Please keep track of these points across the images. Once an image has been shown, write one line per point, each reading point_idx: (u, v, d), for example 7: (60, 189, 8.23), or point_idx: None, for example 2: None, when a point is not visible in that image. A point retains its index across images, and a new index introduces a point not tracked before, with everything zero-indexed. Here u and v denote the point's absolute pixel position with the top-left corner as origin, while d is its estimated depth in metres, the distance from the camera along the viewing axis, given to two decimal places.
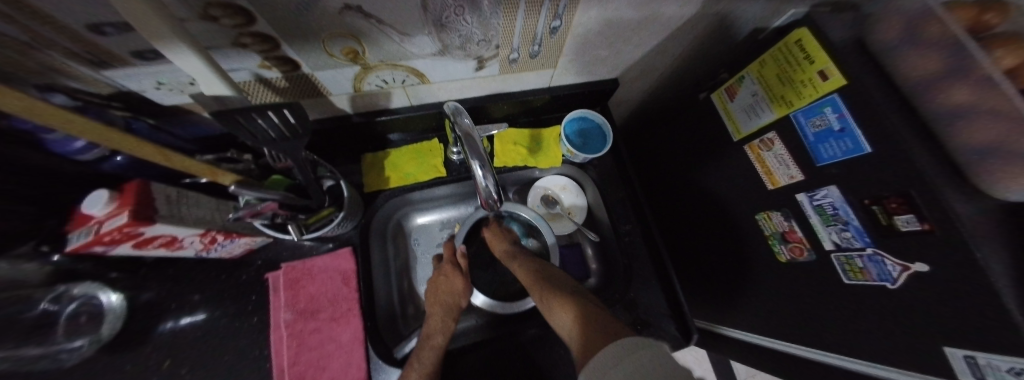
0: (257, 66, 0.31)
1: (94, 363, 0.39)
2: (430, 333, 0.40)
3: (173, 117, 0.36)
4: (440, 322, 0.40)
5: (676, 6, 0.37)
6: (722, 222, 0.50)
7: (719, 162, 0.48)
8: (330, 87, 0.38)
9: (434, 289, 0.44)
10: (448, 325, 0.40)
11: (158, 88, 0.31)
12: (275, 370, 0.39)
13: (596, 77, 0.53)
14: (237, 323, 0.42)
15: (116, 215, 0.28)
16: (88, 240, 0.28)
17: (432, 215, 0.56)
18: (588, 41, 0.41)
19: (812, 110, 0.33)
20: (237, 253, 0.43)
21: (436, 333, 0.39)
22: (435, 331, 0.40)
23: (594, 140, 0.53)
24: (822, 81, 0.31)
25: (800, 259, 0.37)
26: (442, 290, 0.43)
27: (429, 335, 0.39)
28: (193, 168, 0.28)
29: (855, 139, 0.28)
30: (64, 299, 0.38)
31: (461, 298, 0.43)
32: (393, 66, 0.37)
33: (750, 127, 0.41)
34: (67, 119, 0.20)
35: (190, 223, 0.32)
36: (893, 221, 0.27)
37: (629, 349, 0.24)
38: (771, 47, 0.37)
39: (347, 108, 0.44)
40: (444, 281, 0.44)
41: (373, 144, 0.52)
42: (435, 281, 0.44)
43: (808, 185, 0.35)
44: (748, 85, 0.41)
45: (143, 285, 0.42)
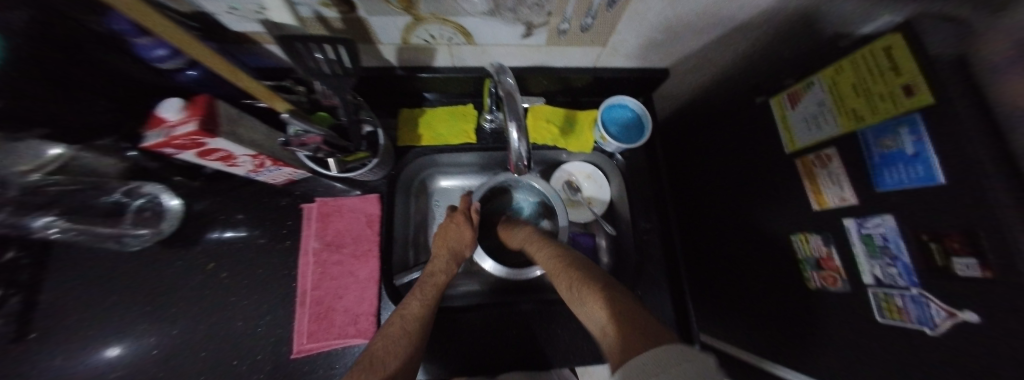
0: (318, 4, 0.31)
1: (156, 252, 0.45)
2: (434, 271, 0.42)
3: (241, 44, 0.39)
4: (444, 264, 0.43)
5: None
6: (751, 238, 0.47)
7: (762, 174, 0.45)
8: (381, 35, 0.39)
9: (443, 236, 0.45)
10: (449, 268, 0.43)
11: (229, 13, 0.33)
12: (300, 290, 0.44)
13: (644, 62, 0.50)
14: (272, 243, 0.47)
15: (186, 122, 0.30)
16: (161, 141, 0.31)
17: (455, 180, 0.58)
18: (646, 20, 0.38)
19: (883, 129, 0.29)
20: (280, 181, 0.47)
21: (439, 272, 0.42)
22: (437, 271, 0.42)
23: (630, 131, 0.51)
24: (902, 99, 0.27)
25: (831, 289, 0.35)
26: (451, 238, 0.45)
27: (433, 272, 0.42)
28: (255, 90, 0.31)
29: (928, 166, 0.26)
30: (132, 194, 0.44)
31: (466, 248, 0.45)
32: (442, 21, 0.36)
33: (808, 140, 0.38)
34: (154, 20, 0.22)
35: (245, 143, 0.35)
36: (949, 263, 0.24)
37: (677, 359, 0.21)
38: (857, 50, 0.32)
39: (393, 60, 0.44)
40: (453, 230, 0.45)
41: (410, 100, 0.53)
42: (444, 228, 0.46)
43: (860, 211, 0.32)
44: (819, 92, 0.37)
45: (199, 195, 0.48)
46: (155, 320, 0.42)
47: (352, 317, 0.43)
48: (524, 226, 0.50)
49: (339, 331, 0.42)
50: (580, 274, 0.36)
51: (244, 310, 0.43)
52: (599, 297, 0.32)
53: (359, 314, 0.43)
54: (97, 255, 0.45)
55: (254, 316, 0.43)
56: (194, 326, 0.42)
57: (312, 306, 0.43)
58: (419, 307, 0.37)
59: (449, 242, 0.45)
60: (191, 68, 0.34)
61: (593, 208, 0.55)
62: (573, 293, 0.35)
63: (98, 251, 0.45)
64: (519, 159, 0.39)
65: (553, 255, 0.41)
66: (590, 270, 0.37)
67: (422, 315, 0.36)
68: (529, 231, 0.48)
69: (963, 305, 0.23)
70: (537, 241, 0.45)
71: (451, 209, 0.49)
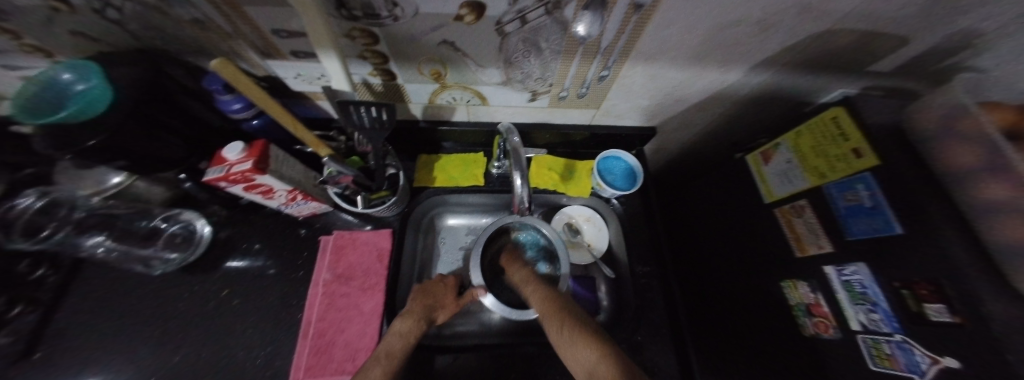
0: (367, 73, 0.40)
1: (175, 276, 0.48)
2: (404, 334, 0.39)
3: (296, 99, 0.47)
4: (415, 322, 0.41)
5: (718, 72, 0.43)
6: (746, 287, 0.48)
7: (747, 223, 0.48)
8: (412, 97, 0.47)
9: (423, 296, 0.45)
10: (420, 331, 0.41)
11: (295, 78, 0.41)
12: (304, 321, 0.44)
13: (634, 123, 0.57)
14: (285, 272, 0.49)
15: (243, 161, 0.36)
16: (219, 176, 0.36)
17: (462, 219, 0.62)
18: (631, 91, 0.47)
19: (843, 184, 0.34)
20: (304, 214, 0.52)
21: (409, 332, 0.40)
22: (406, 333, 0.39)
23: (623, 180, 0.56)
24: (855, 158, 0.33)
25: (825, 336, 0.35)
26: (431, 299, 0.45)
27: (401, 331, 0.39)
28: (305, 137, 0.37)
29: (886, 218, 0.30)
30: (170, 220, 0.49)
31: (439, 314, 0.44)
32: (464, 88, 0.45)
33: (784, 192, 0.42)
34: (246, 83, 0.28)
35: (286, 180, 0.40)
36: (922, 308, 0.26)
37: None
38: (811, 120, 0.40)
39: (419, 115, 0.53)
40: (437, 293, 0.46)
41: (429, 147, 0.60)
42: (429, 287, 0.47)
43: (837, 258, 0.34)
44: (784, 152, 0.43)
45: (227, 224, 0.52)
46: (155, 347, 0.43)
47: (351, 352, 0.43)
48: (523, 263, 0.51)
49: (337, 367, 0.42)
50: (573, 317, 0.37)
51: (245, 339, 0.44)
52: (588, 340, 0.33)
53: (359, 349, 0.43)
54: (119, 276, 0.47)
55: (255, 346, 0.43)
56: (194, 354, 0.43)
57: (314, 339, 0.43)
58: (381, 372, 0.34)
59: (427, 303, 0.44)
60: (257, 118, 0.40)
61: (592, 250, 0.57)
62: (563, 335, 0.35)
63: (122, 272, 0.47)
64: (523, 202, 0.44)
65: (547, 298, 0.42)
66: (580, 313, 0.38)
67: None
68: (519, 276, 0.48)
69: (945, 350, 0.25)
70: (532, 283, 0.46)
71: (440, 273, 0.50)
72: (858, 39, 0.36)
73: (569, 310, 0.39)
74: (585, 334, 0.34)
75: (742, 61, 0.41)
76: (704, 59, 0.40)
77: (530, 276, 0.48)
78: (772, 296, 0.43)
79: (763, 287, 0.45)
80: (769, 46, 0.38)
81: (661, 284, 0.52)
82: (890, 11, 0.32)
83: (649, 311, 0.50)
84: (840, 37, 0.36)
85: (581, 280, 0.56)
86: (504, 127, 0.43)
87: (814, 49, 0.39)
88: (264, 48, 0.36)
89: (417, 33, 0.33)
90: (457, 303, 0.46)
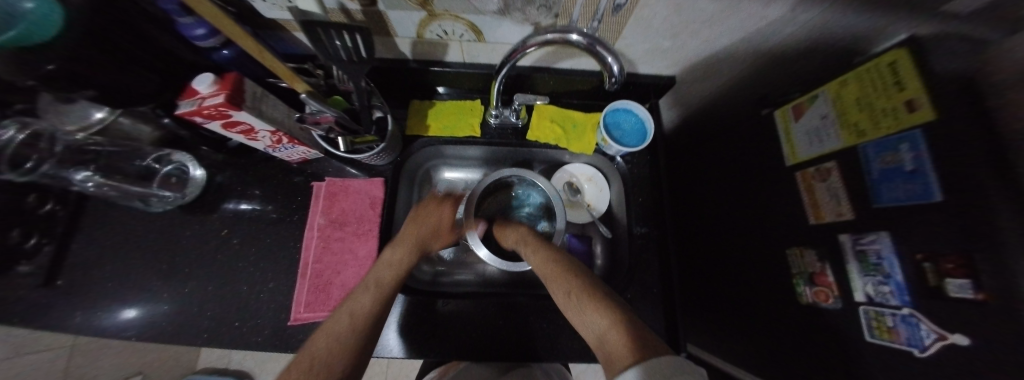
0: None
1: (177, 214, 0.49)
2: (395, 262, 0.41)
3: (271, 30, 0.42)
4: (408, 249, 0.43)
5: (760, 5, 0.35)
6: (746, 253, 0.46)
7: (761, 186, 0.45)
8: (397, 29, 0.41)
9: (416, 226, 0.46)
10: (412, 260, 0.42)
11: (264, 2, 0.36)
12: (302, 261, 0.46)
13: (652, 69, 0.50)
14: (282, 216, 0.50)
15: (215, 95, 0.33)
16: (191, 110, 0.34)
17: (458, 173, 0.60)
18: (651, 27, 0.40)
19: (884, 144, 0.29)
20: (295, 159, 0.50)
21: (395, 262, 0.41)
22: (397, 262, 0.41)
23: (632, 136, 0.51)
24: (905, 113, 0.27)
25: (822, 305, 0.34)
26: (424, 228, 0.46)
27: (394, 250, 0.42)
28: (278, 70, 0.34)
29: (926, 183, 0.25)
30: (162, 161, 0.50)
31: (432, 242, 0.47)
32: (455, 18, 0.39)
33: (810, 153, 0.37)
34: (201, 3, 0.25)
35: (266, 119, 0.38)
36: (943, 283, 0.24)
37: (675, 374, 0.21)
38: (859, 64, 0.32)
39: (408, 52, 0.47)
40: (429, 222, 0.47)
41: (421, 92, 0.55)
42: (421, 217, 0.47)
43: (856, 227, 0.31)
44: (821, 106, 0.37)
45: (220, 167, 0.52)
46: (169, 278, 0.46)
47: None
48: (517, 226, 0.50)
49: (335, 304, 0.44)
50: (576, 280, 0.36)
51: (250, 276, 0.46)
52: (598, 300, 0.32)
53: None
54: (127, 213, 0.49)
55: (259, 282, 0.46)
56: (204, 286, 0.46)
57: (312, 279, 0.45)
58: (374, 302, 0.36)
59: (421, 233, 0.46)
60: (225, 47, 0.37)
61: (591, 210, 0.55)
62: (573, 298, 0.34)
63: (127, 209, 0.49)
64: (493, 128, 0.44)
65: (548, 260, 0.40)
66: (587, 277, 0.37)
67: (378, 305, 0.36)
68: (518, 237, 0.47)
69: (955, 327, 0.23)
70: (530, 245, 0.44)
71: (439, 197, 0.50)
72: None
73: (573, 273, 0.37)
74: (596, 296, 0.33)
75: None
76: None
77: (525, 239, 0.46)
78: (774, 264, 0.41)
79: (764, 255, 0.43)
80: None
81: (657, 247, 0.50)
82: None
83: (641, 272, 0.49)
84: None
85: (577, 238, 0.55)
86: (553, 34, 0.31)
87: None
88: None
89: None
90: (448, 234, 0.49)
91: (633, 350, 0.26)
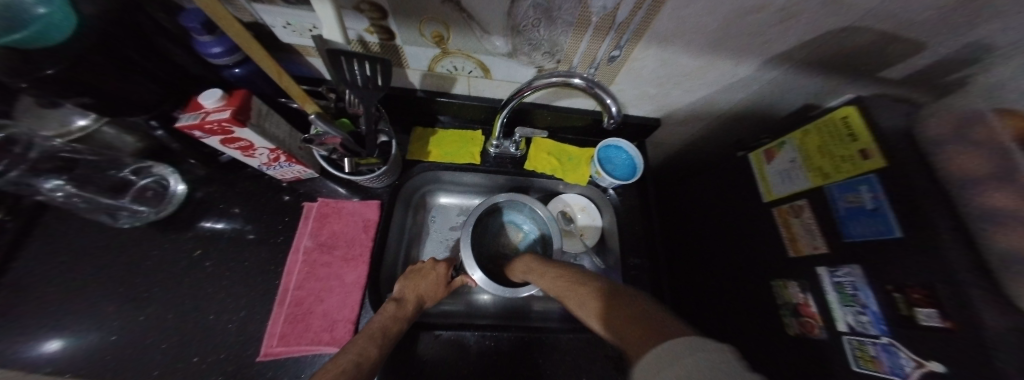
0: (363, 30, 0.37)
1: (146, 231, 0.45)
2: (396, 316, 0.37)
3: (287, 54, 0.43)
4: (410, 306, 0.40)
5: (731, 63, 0.42)
6: (739, 287, 0.47)
7: (744, 220, 0.48)
8: (411, 61, 0.44)
9: (414, 283, 0.43)
10: (411, 316, 0.39)
11: (284, 28, 0.37)
12: (281, 288, 0.43)
13: (641, 112, 0.56)
14: (265, 236, 0.47)
15: (221, 110, 0.33)
16: (193, 123, 0.33)
17: (454, 199, 0.60)
18: (640, 76, 0.45)
19: (846, 185, 0.34)
20: (288, 178, 0.49)
21: (399, 315, 0.38)
22: (398, 316, 0.37)
23: (622, 170, 0.54)
24: (861, 160, 0.33)
25: (810, 336, 0.36)
26: (422, 285, 0.43)
27: (400, 301, 0.40)
28: (292, 92, 0.35)
29: (887, 221, 0.29)
30: (141, 173, 0.47)
31: (429, 299, 0.43)
32: (466, 56, 0.42)
33: (783, 191, 0.42)
34: (232, 24, 0.25)
35: (267, 136, 0.38)
36: (914, 312, 0.26)
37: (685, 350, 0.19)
38: (819, 119, 0.39)
39: (417, 83, 0.50)
40: (427, 279, 0.45)
41: (425, 120, 0.57)
42: (419, 274, 0.45)
43: (831, 260, 0.34)
44: (789, 151, 0.42)
45: (203, 183, 0.49)
46: (119, 304, 0.41)
47: (330, 323, 0.41)
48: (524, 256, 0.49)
49: (313, 337, 0.40)
50: (585, 288, 0.35)
51: (216, 302, 0.42)
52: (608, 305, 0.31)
53: (337, 320, 0.42)
54: (86, 227, 0.45)
55: (227, 310, 0.41)
56: (161, 314, 0.40)
57: (290, 307, 0.41)
58: (377, 354, 0.31)
59: (419, 290, 0.43)
60: (238, 66, 0.37)
61: (585, 239, 0.56)
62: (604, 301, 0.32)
63: (89, 223, 0.45)
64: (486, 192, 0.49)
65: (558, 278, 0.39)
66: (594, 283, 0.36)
67: (379, 359, 0.31)
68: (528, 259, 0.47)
69: (930, 355, 0.25)
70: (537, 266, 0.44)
71: (433, 259, 0.48)
72: (875, 40, 0.35)
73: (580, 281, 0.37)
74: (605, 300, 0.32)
75: (756, 53, 0.40)
76: (720, 47, 0.38)
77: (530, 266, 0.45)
78: (764, 296, 0.43)
79: (755, 288, 0.44)
80: (788, 39, 0.37)
81: (651, 278, 0.51)
82: (910, 13, 0.31)
83: None
84: (857, 36, 0.35)
85: None
86: (556, 78, 0.35)
87: (828, 47, 0.38)
88: None
89: None
90: (446, 289, 0.46)
91: (646, 338, 0.23)
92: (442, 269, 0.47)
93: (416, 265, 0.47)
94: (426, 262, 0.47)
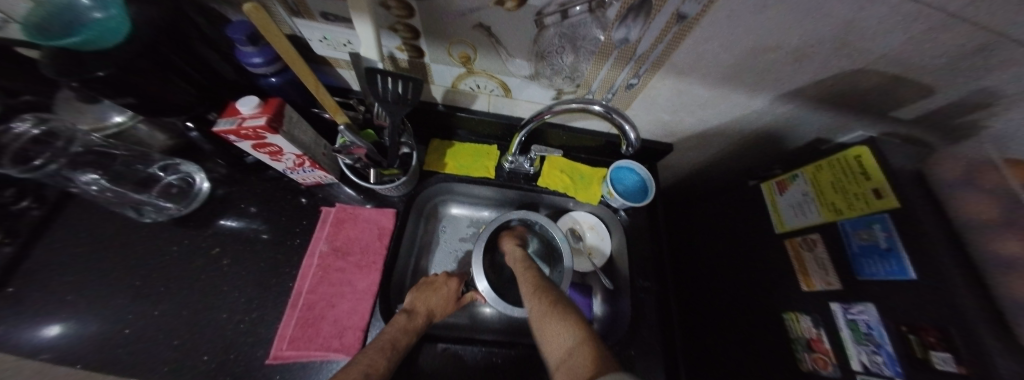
0: (395, 47, 0.39)
1: (167, 225, 0.47)
2: (406, 328, 0.38)
3: (319, 65, 0.46)
4: (420, 322, 0.40)
5: (745, 96, 0.43)
6: (749, 317, 0.47)
7: (755, 249, 0.48)
8: (436, 78, 0.46)
9: (426, 296, 0.43)
10: (420, 330, 0.39)
11: (320, 42, 0.39)
12: (294, 291, 0.43)
13: (653, 136, 0.57)
14: (281, 238, 0.48)
15: (257, 117, 0.34)
16: (229, 128, 0.34)
17: (465, 210, 0.61)
18: (656, 104, 0.47)
19: (859, 223, 0.34)
20: (308, 182, 0.51)
21: (408, 330, 0.38)
22: (407, 329, 0.38)
23: (634, 192, 0.55)
24: (874, 198, 0.33)
25: (822, 372, 0.35)
26: (433, 299, 0.43)
27: (410, 313, 0.40)
28: (325, 102, 0.36)
29: (900, 261, 0.30)
30: (168, 170, 0.48)
31: (439, 313, 0.43)
32: (489, 76, 0.44)
33: (796, 224, 0.42)
34: (277, 38, 0.27)
35: (296, 143, 0.39)
36: (928, 356, 0.26)
37: None
38: (831, 156, 0.40)
39: (439, 98, 0.52)
40: (438, 293, 0.45)
41: (443, 132, 0.59)
42: (430, 287, 0.45)
43: (844, 296, 0.34)
44: (801, 185, 0.43)
45: (225, 182, 0.51)
46: (133, 298, 0.41)
47: (339, 329, 0.41)
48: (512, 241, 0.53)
49: (322, 342, 0.40)
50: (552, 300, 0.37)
51: (229, 301, 0.42)
52: (567, 324, 0.33)
53: (347, 327, 0.42)
54: (110, 219, 0.46)
55: (239, 310, 0.42)
56: (173, 311, 0.41)
57: (301, 311, 0.42)
58: (385, 367, 0.31)
59: (430, 303, 0.43)
60: (275, 75, 0.39)
61: (593, 259, 0.56)
62: (545, 318, 0.35)
63: (113, 214, 0.46)
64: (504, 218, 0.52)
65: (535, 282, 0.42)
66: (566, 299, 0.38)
67: (387, 372, 0.31)
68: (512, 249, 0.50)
69: None
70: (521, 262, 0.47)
71: (445, 274, 0.48)
72: (887, 83, 0.37)
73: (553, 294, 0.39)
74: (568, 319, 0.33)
75: (770, 88, 0.41)
76: (735, 80, 0.40)
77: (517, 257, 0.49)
78: (775, 328, 0.42)
79: (766, 319, 0.44)
80: (801, 78, 0.38)
81: (659, 303, 0.51)
82: (921, 59, 0.32)
83: (644, 327, 0.48)
84: (869, 78, 0.37)
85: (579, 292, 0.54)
86: (576, 104, 0.36)
87: (839, 87, 0.39)
88: (292, 8, 0.34)
89: (453, 11, 0.32)
90: (456, 305, 0.46)
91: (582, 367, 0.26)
92: (454, 285, 0.47)
93: (427, 278, 0.47)
94: (439, 276, 0.48)
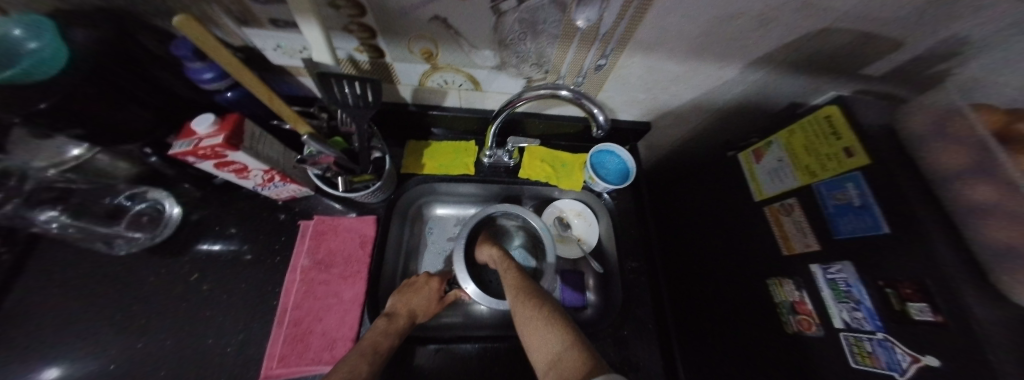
0: (353, 49, 0.38)
1: (142, 255, 0.45)
2: (387, 331, 0.37)
3: (279, 75, 0.44)
4: (401, 324, 0.39)
5: (715, 66, 0.43)
6: (737, 287, 0.48)
7: (738, 219, 0.48)
8: (401, 78, 0.45)
9: (407, 298, 0.43)
10: (403, 331, 0.39)
11: (275, 50, 0.38)
12: (280, 308, 0.43)
13: (630, 116, 0.57)
14: (261, 257, 0.47)
15: (214, 135, 0.33)
16: (185, 150, 0.33)
17: (450, 209, 0.60)
18: (628, 83, 0.46)
19: (833, 183, 0.34)
20: (283, 197, 0.49)
21: (390, 331, 0.37)
22: (389, 331, 0.38)
23: (616, 174, 0.55)
24: (846, 157, 0.33)
25: (807, 333, 0.36)
26: (415, 300, 0.43)
27: (391, 316, 0.40)
28: (284, 113, 0.35)
29: (874, 217, 0.30)
30: (136, 198, 0.47)
31: (422, 314, 0.43)
32: (456, 70, 0.43)
33: (773, 190, 0.42)
34: (222, 54, 0.26)
35: (261, 158, 0.38)
36: (905, 307, 0.27)
37: None
38: (803, 119, 0.40)
39: (409, 98, 0.50)
40: (420, 294, 0.44)
41: (419, 133, 0.58)
42: (412, 289, 0.45)
43: (823, 257, 0.35)
44: (776, 151, 0.43)
45: (199, 205, 0.49)
46: (114, 333, 0.40)
47: (329, 342, 0.41)
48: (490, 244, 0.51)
49: (312, 357, 0.40)
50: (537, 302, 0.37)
51: (214, 326, 0.41)
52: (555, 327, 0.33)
53: (337, 338, 0.41)
54: (81, 256, 0.45)
55: (225, 333, 0.41)
56: (156, 341, 0.40)
57: (288, 327, 0.41)
58: (366, 372, 0.31)
59: (412, 304, 0.43)
60: (231, 90, 0.38)
61: (582, 244, 0.56)
62: (530, 322, 0.35)
63: (84, 250, 0.45)
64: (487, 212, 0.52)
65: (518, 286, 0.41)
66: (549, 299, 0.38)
67: (370, 375, 0.31)
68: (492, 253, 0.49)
69: (926, 349, 0.25)
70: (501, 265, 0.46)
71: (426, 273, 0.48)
72: (855, 39, 0.36)
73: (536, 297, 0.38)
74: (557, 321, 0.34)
75: (739, 56, 0.41)
76: (704, 52, 0.39)
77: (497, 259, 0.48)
78: (762, 295, 0.43)
79: (753, 287, 0.45)
80: (769, 41, 0.38)
81: (649, 282, 0.51)
82: (887, 10, 0.31)
83: (637, 307, 0.49)
84: (837, 36, 0.36)
85: (570, 291, 0.53)
86: (545, 90, 0.35)
87: (809, 48, 0.39)
88: (237, 16, 0.32)
89: (406, 6, 0.31)
90: (439, 305, 0.46)
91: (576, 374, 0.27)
92: (436, 285, 0.47)
93: (409, 280, 0.47)
94: (420, 277, 0.47)
